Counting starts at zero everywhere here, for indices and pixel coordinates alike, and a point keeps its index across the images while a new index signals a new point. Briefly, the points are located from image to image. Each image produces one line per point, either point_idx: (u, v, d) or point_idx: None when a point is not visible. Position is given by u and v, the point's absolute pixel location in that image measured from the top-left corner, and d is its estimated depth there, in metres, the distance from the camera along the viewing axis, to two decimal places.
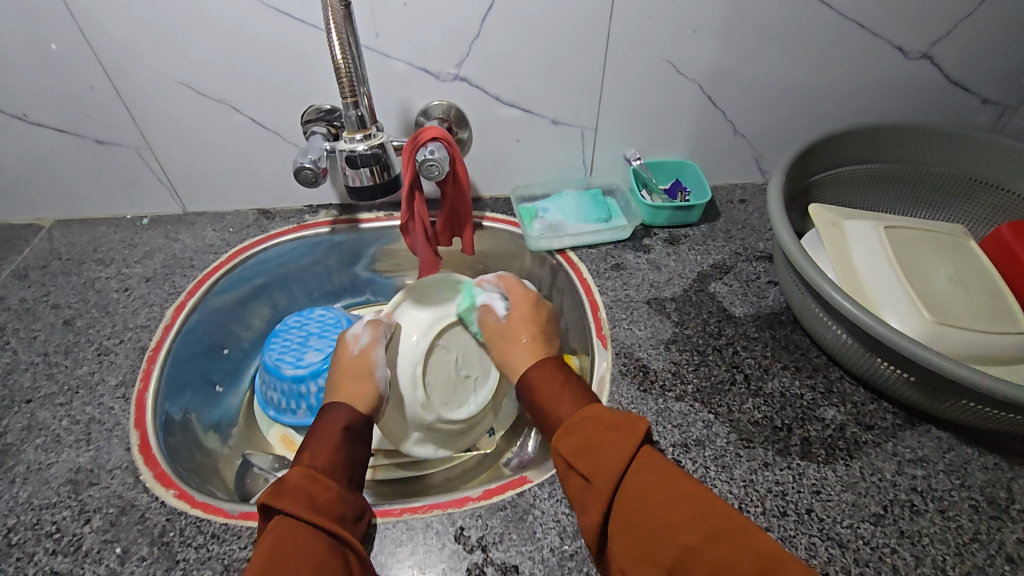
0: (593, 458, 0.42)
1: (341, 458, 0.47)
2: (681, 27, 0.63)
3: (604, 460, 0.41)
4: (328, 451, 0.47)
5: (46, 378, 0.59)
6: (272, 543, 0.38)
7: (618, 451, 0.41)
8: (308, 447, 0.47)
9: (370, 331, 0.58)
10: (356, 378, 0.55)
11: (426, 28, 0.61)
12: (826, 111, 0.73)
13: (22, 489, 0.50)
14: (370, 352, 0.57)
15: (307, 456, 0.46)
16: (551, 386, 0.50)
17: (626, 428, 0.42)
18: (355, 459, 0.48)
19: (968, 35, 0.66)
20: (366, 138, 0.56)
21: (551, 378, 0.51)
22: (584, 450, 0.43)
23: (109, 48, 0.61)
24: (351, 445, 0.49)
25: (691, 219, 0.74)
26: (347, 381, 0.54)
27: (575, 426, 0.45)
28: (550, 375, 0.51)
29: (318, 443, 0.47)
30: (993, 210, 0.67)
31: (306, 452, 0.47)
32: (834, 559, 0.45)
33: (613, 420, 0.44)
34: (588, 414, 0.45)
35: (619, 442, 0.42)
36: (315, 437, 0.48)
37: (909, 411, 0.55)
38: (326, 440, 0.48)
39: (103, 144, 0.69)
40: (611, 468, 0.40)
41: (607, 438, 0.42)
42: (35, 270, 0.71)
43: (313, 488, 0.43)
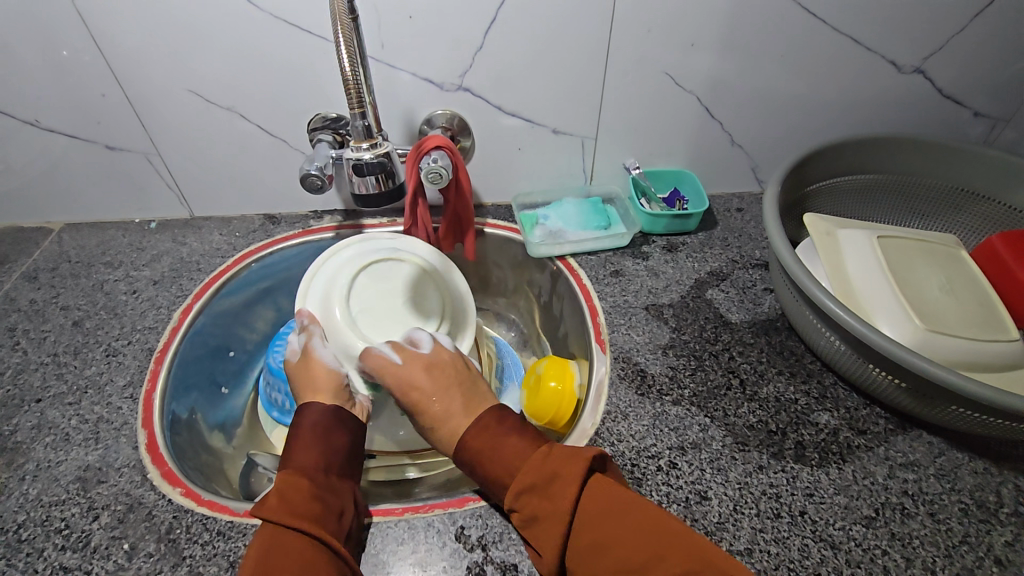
0: (540, 526, 0.42)
1: (321, 451, 0.48)
2: (680, 40, 0.65)
3: (546, 532, 0.41)
4: (306, 447, 0.48)
5: (55, 378, 0.60)
6: (257, 548, 0.40)
7: (555, 514, 0.41)
8: (289, 447, 0.48)
9: (303, 333, 0.59)
10: (308, 370, 0.55)
11: (431, 39, 0.63)
12: (822, 122, 0.75)
13: (32, 486, 0.51)
14: (308, 348, 0.57)
15: (288, 457, 0.48)
16: (484, 450, 0.46)
17: (561, 481, 0.42)
18: (335, 448, 0.49)
19: (960, 50, 0.67)
20: (373, 147, 0.57)
21: (481, 448, 0.46)
22: (530, 521, 0.43)
23: (122, 56, 0.62)
24: (330, 435, 0.50)
25: (689, 227, 0.75)
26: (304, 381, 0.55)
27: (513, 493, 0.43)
28: (469, 449, 0.46)
29: (297, 442, 0.49)
30: (985, 221, 0.69)
31: (287, 452, 0.48)
32: (826, 560, 0.46)
33: (545, 480, 0.42)
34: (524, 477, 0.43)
35: (555, 502, 0.41)
36: (294, 436, 0.49)
37: (901, 416, 0.56)
38: (302, 437, 0.49)
39: (113, 150, 0.71)
40: (552, 541, 0.41)
41: (545, 504, 0.42)
42: (44, 272, 0.73)
43: (293, 489, 0.44)
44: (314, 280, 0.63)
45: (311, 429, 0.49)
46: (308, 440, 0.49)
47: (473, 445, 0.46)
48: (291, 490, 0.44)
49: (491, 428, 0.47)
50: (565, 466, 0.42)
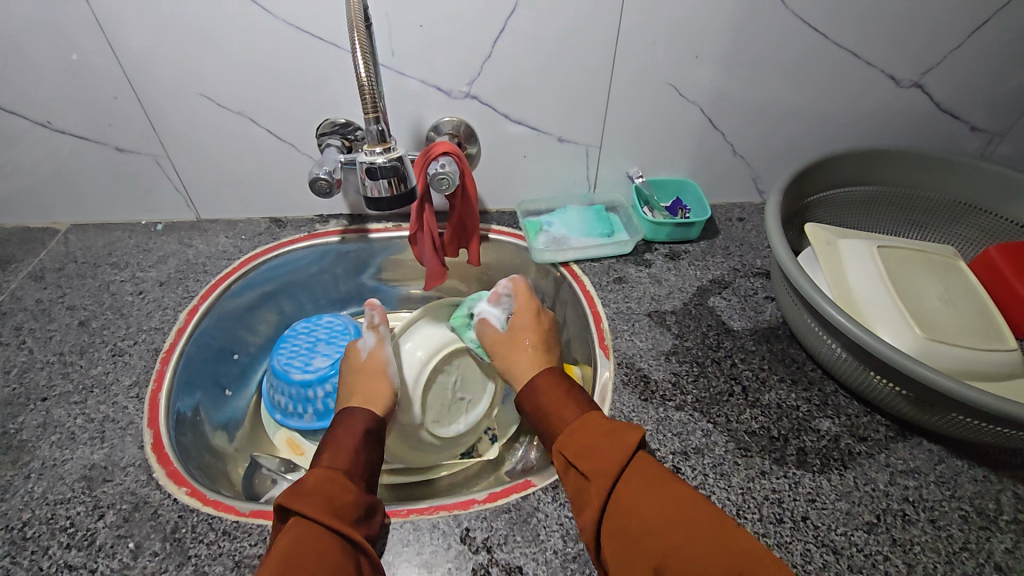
0: (593, 458, 0.44)
1: (362, 461, 0.49)
2: (685, 52, 0.66)
3: (602, 461, 0.43)
4: (348, 454, 0.48)
5: (61, 377, 0.60)
6: (290, 540, 0.39)
7: (615, 451, 0.43)
8: (327, 449, 0.49)
9: (374, 333, 0.60)
10: (372, 380, 0.57)
11: (439, 48, 0.64)
12: (822, 135, 0.76)
13: (37, 484, 0.51)
14: (379, 354, 0.59)
15: (328, 457, 0.48)
16: (550, 398, 0.51)
17: (626, 432, 0.45)
18: (371, 463, 0.50)
19: (956, 66, 0.69)
20: (386, 151, 0.58)
21: (549, 396, 0.51)
22: (582, 456, 0.45)
23: (137, 59, 0.63)
24: (368, 449, 0.50)
25: (691, 235, 0.76)
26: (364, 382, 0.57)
27: (581, 428, 0.46)
28: (543, 388, 0.52)
29: (337, 445, 0.49)
30: (982, 233, 0.70)
31: (327, 452, 0.49)
32: (829, 565, 0.46)
33: (610, 431, 0.45)
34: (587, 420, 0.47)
35: (619, 443, 0.44)
36: (335, 439, 0.50)
37: (900, 424, 0.56)
38: (346, 441, 0.49)
39: (123, 152, 0.71)
40: (609, 467, 0.42)
41: (607, 442, 0.44)
42: (51, 272, 0.73)
43: (333, 489, 0.44)
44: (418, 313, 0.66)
45: (357, 436, 0.50)
46: (349, 446, 0.49)
47: (543, 387, 0.52)
48: (332, 489, 0.44)
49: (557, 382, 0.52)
50: (628, 427, 0.45)
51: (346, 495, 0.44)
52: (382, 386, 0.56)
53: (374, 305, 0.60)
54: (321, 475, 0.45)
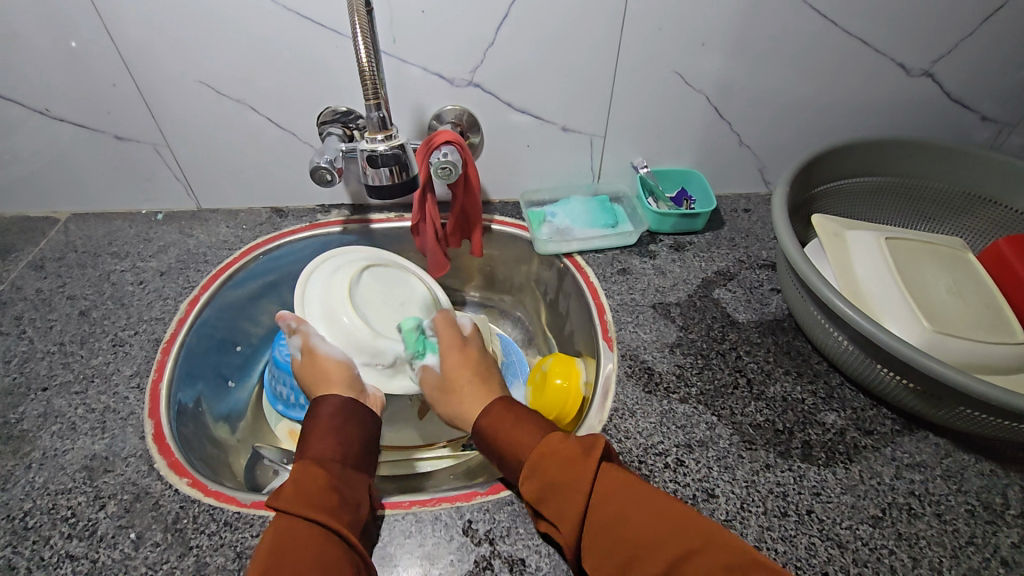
0: (559, 493, 0.42)
1: (342, 444, 0.47)
2: (691, 40, 0.65)
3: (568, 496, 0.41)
4: (323, 438, 0.47)
5: (62, 367, 0.60)
6: (270, 539, 0.40)
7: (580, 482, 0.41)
8: (305, 437, 0.48)
9: (298, 333, 0.57)
10: (317, 365, 0.55)
11: (442, 35, 0.63)
12: (831, 124, 0.75)
13: (38, 475, 0.51)
14: (310, 343, 0.57)
15: (305, 446, 0.47)
16: (507, 422, 0.48)
17: (580, 462, 0.42)
18: (352, 440, 0.48)
19: (969, 55, 0.68)
20: (387, 139, 0.57)
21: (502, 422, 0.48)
22: (545, 494, 0.43)
23: (133, 45, 0.62)
24: (346, 426, 0.49)
25: (696, 226, 0.76)
26: (314, 379, 0.55)
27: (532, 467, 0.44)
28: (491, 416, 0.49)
29: (314, 431, 0.48)
30: (992, 224, 0.69)
31: (304, 442, 0.47)
32: (833, 558, 0.46)
33: (569, 451, 0.43)
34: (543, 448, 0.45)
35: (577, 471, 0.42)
36: (309, 428, 0.48)
37: (906, 417, 0.56)
38: (319, 427, 0.48)
39: (122, 140, 0.71)
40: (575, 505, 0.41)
41: (564, 471, 0.42)
42: (51, 262, 0.73)
43: (308, 483, 0.43)
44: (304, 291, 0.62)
45: (330, 421, 0.48)
46: (325, 430, 0.48)
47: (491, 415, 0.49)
48: (305, 484, 0.43)
49: (513, 406, 0.50)
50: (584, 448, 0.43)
51: (321, 487, 0.43)
52: (334, 361, 0.56)
53: (282, 314, 0.57)
54: (298, 468, 0.44)
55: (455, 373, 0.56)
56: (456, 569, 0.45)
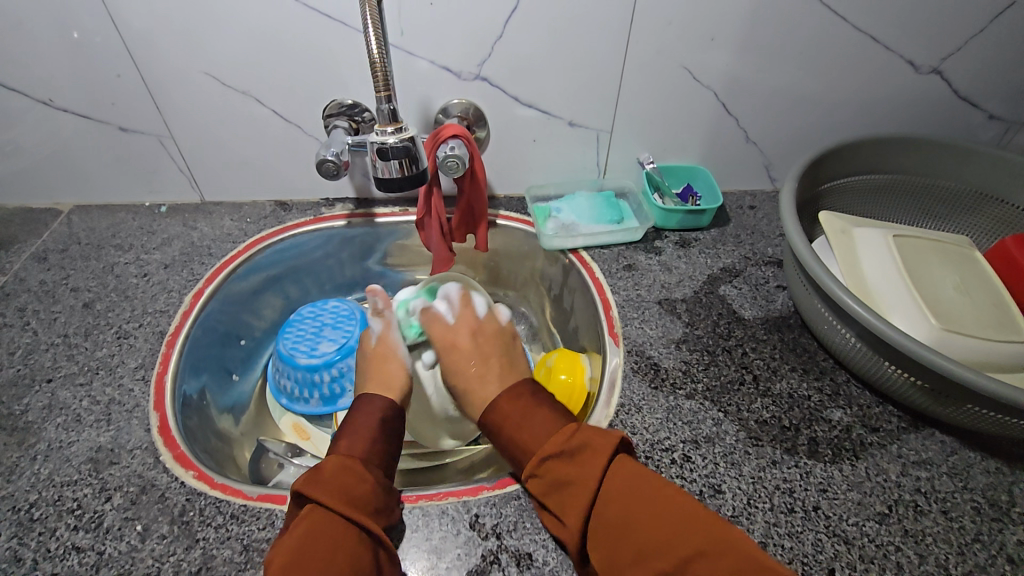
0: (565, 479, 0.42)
1: (378, 449, 0.48)
2: (699, 35, 0.65)
3: (577, 484, 0.42)
4: (363, 439, 0.47)
5: (66, 359, 0.60)
6: (302, 528, 0.39)
7: (591, 469, 0.42)
8: (342, 434, 0.48)
9: (380, 319, 0.60)
10: (382, 365, 0.57)
11: (449, 27, 0.62)
12: (838, 121, 0.75)
13: (43, 466, 0.50)
14: (388, 337, 0.59)
15: (342, 442, 0.47)
16: (512, 417, 0.48)
17: (598, 450, 0.42)
18: (389, 447, 0.49)
19: (977, 53, 0.68)
20: (397, 131, 0.57)
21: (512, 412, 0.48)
22: (554, 484, 0.43)
23: (138, 36, 0.62)
24: (387, 434, 0.49)
25: (702, 223, 0.75)
26: (375, 367, 0.57)
27: (543, 450, 0.44)
28: (499, 411, 0.49)
29: (352, 430, 0.48)
30: (998, 222, 0.69)
31: (343, 439, 0.47)
32: (840, 555, 0.46)
33: (580, 444, 0.43)
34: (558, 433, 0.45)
35: (591, 460, 0.42)
36: (351, 427, 0.49)
37: (913, 415, 0.56)
38: (360, 427, 0.48)
39: (126, 132, 0.70)
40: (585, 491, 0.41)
41: (580, 458, 0.43)
42: (54, 253, 0.72)
43: (349, 479, 0.43)
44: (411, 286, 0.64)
45: (371, 423, 0.49)
46: (367, 432, 0.48)
47: (500, 407, 0.49)
48: (348, 481, 0.43)
49: (520, 397, 0.49)
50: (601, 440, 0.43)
51: (362, 485, 0.43)
52: (393, 369, 0.56)
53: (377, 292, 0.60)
54: (337, 463, 0.44)
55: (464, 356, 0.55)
56: (463, 563, 0.45)
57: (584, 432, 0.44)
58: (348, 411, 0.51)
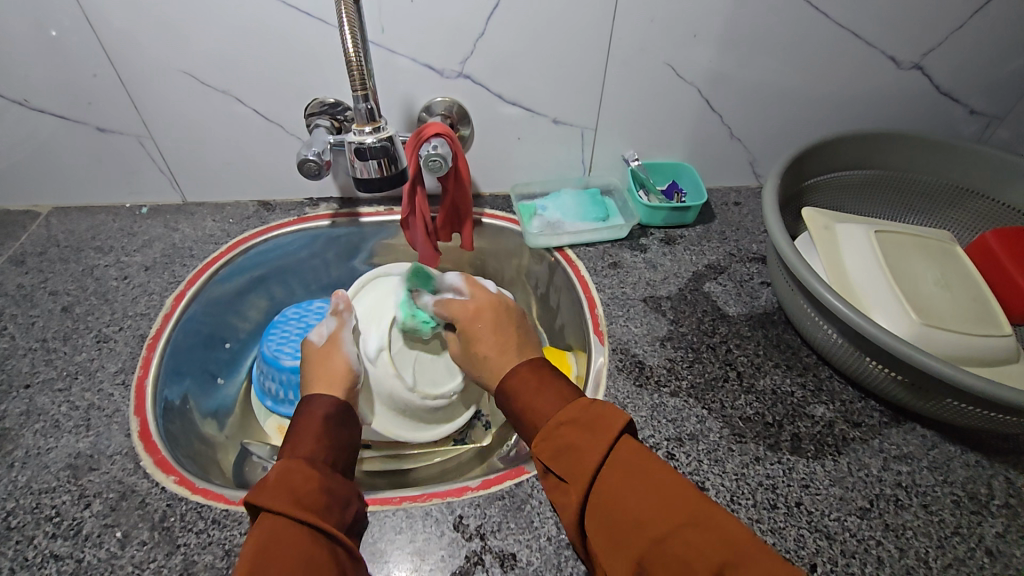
0: (572, 455, 0.42)
1: (330, 449, 0.47)
2: (682, 32, 0.65)
3: (580, 459, 0.41)
4: (313, 438, 0.47)
5: (44, 364, 0.59)
6: (256, 536, 0.38)
7: (593, 452, 0.41)
8: (292, 436, 0.47)
9: (336, 317, 0.59)
10: (329, 359, 0.55)
11: (430, 25, 0.62)
12: (822, 117, 0.75)
13: (21, 473, 0.50)
14: (338, 335, 0.57)
15: (291, 446, 0.46)
16: (529, 390, 0.48)
17: (602, 425, 0.42)
18: (339, 445, 0.48)
19: (959, 47, 0.68)
20: (376, 131, 0.56)
21: (527, 384, 0.48)
22: (561, 451, 0.43)
23: (114, 35, 0.61)
24: (335, 431, 0.48)
25: (687, 220, 0.75)
26: (321, 368, 0.54)
27: (546, 433, 0.44)
28: (516, 376, 0.49)
29: (301, 430, 0.47)
30: (979, 217, 0.70)
31: (289, 444, 0.46)
32: (822, 550, 0.46)
33: (590, 418, 0.43)
34: (562, 416, 0.44)
35: (596, 435, 0.42)
36: (297, 430, 0.47)
37: (895, 409, 0.56)
38: (308, 429, 0.47)
39: (104, 132, 0.69)
40: (584, 467, 0.40)
41: (583, 435, 0.42)
42: (32, 257, 0.71)
43: (297, 480, 0.42)
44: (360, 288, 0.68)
45: (318, 423, 0.48)
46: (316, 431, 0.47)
47: (516, 377, 0.49)
48: (295, 481, 0.42)
49: (539, 370, 0.49)
50: (603, 417, 0.43)
51: (310, 484, 0.42)
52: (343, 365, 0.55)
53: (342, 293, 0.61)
54: (286, 467, 0.43)
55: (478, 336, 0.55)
56: (446, 565, 0.45)
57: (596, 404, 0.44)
58: (293, 414, 0.50)
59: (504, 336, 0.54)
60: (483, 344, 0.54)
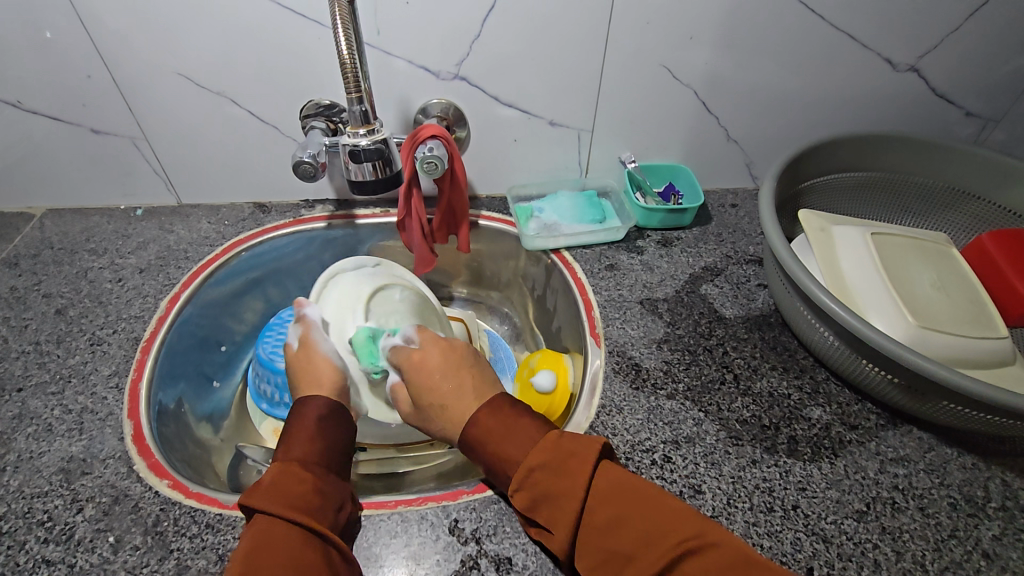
0: (553, 503, 0.41)
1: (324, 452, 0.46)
2: (678, 34, 0.65)
3: (562, 509, 0.41)
4: (306, 442, 0.46)
5: (37, 367, 0.58)
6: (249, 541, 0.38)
7: (571, 499, 0.40)
8: (285, 439, 0.47)
9: (300, 324, 0.58)
10: (309, 364, 0.55)
11: (425, 27, 0.62)
12: (818, 119, 0.75)
13: (13, 478, 0.49)
14: (309, 338, 0.57)
15: (284, 450, 0.46)
16: (495, 432, 0.45)
17: (572, 470, 0.41)
18: (333, 444, 0.48)
19: (954, 50, 0.68)
20: (370, 133, 0.57)
21: (492, 429, 0.45)
22: (539, 500, 0.42)
23: (108, 37, 0.60)
24: (328, 431, 0.48)
25: (684, 222, 0.75)
26: (302, 373, 0.55)
27: (520, 481, 0.42)
28: (478, 427, 0.46)
29: (295, 434, 0.47)
30: (975, 219, 0.70)
31: (281, 446, 0.46)
32: (818, 553, 0.46)
33: (560, 460, 0.42)
34: (532, 460, 0.42)
35: (571, 479, 0.40)
36: (291, 431, 0.47)
37: (891, 412, 0.56)
38: (300, 430, 0.47)
39: (98, 134, 0.69)
40: (568, 518, 0.40)
41: (559, 481, 0.41)
42: (26, 259, 0.71)
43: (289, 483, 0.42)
44: (323, 288, 0.63)
45: (313, 426, 0.48)
46: (307, 432, 0.47)
47: (478, 429, 0.45)
48: (287, 484, 0.42)
49: (500, 411, 0.46)
50: (571, 456, 0.41)
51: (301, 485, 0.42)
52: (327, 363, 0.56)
53: (301, 301, 0.60)
54: (277, 472, 0.43)
55: (431, 389, 0.50)
56: (442, 569, 0.45)
57: (561, 436, 0.43)
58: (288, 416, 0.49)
59: (462, 385, 0.50)
60: (439, 396, 0.50)
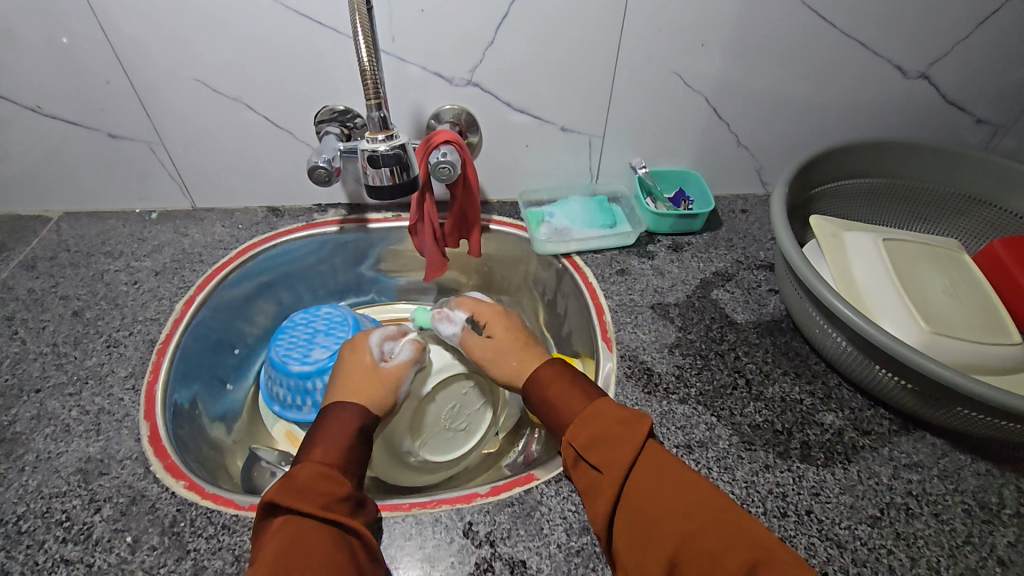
0: (606, 449, 0.45)
1: (353, 455, 0.47)
2: (690, 40, 0.65)
3: (617, 451, 0.44)
4: (331, 447, 0.47)
5: (55, 368, 0.59)
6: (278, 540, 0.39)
7: (627, 444, 0.45)
8: (310, 442, 0.47)
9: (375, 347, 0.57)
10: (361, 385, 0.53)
11: (439, 34, 0.62)
12: (828, 126, 0.75)
13: (31, 478, 0.50)
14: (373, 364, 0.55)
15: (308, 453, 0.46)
16: (561, 387, 0.52)
17: (632, 427, 0.46)
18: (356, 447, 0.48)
19: (964, 57, 0.68)
20: (388, 139, 0.57)
21: (557, 381, 0.52)
22: (594, 443, 0.46)
23: (128, 43, 0.61)
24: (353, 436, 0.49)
25: (694, 227, 0.76)
26: (354, 389, 0.53)
27: (582, 421, 0.48)
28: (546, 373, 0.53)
29: (320, 436, 0.48)
30: (986, 226, 0.70)
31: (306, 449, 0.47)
32: (833, 559, 0.46)
33: (623, 417, 0.47)
34: (597, 408, 0.48)
35: (631, 433, 0.45)
36: (317, 436, 0.48)
37: (903, 418, 0.56)
38: (325, 435, 0.48)
39: (116, 138, 0.70)
40: (623, 459, 0.44)
41: (618, 430, 0.46)
42: (43, 261, 0.72)
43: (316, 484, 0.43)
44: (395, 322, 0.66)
45: (336, 429, 0.48)
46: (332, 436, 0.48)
47: (549, 373, 0.53)
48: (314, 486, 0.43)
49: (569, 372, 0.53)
50: (633, 416, 0.47)
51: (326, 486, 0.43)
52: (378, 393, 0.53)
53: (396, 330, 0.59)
54: (310, 470, 0.44)
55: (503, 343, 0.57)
56: (456, 572, 0.45)
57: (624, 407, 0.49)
58: (316, 419, 0.50)
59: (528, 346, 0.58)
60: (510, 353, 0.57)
